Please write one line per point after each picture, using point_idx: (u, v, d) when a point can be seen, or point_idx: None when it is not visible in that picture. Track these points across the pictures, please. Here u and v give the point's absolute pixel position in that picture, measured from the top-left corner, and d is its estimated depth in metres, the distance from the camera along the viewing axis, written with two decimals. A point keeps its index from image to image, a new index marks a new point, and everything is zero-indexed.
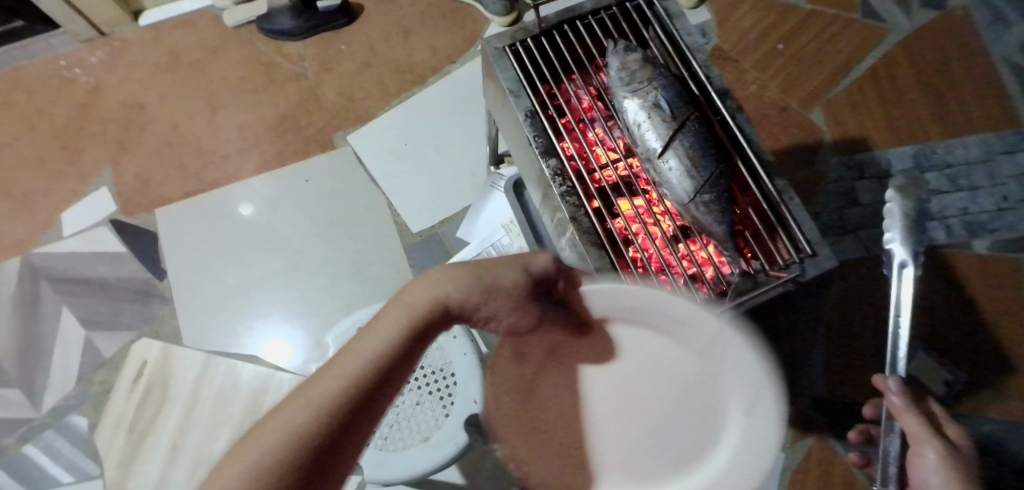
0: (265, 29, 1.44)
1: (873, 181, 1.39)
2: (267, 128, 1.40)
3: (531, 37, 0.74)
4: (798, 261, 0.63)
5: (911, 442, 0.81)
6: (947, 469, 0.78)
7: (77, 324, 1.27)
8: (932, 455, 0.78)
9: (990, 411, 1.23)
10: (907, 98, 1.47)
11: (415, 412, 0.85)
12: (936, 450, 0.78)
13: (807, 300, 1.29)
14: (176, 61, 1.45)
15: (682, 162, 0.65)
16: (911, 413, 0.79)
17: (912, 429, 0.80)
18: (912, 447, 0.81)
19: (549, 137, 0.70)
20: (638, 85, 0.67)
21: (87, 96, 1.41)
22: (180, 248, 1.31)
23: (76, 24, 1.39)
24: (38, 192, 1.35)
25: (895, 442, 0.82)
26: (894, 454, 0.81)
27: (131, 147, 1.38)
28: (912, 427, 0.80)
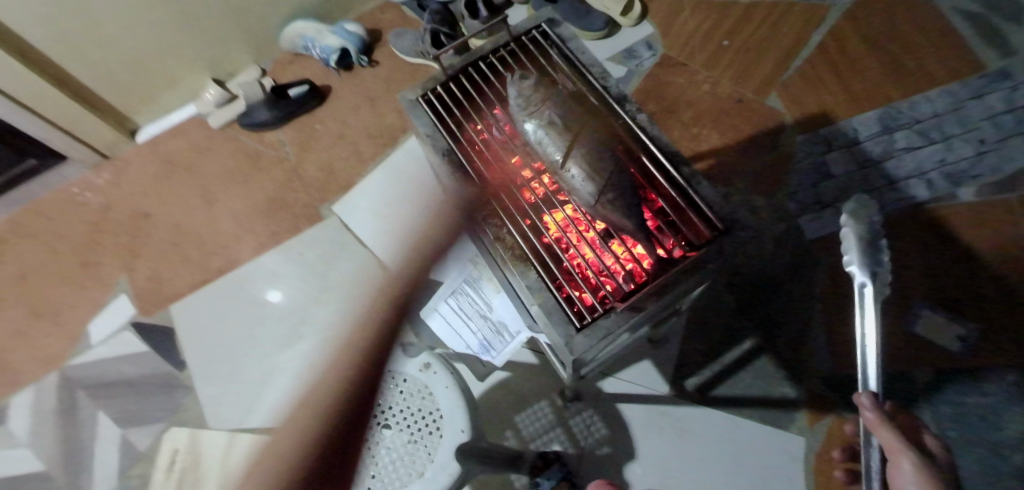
0: (245, 123, 1.57)
1: (842, 152, 1.40)
2: (260, 212, 1.51)
3: (441, 85, 0.80)
4: (712, 241, 0.67)
5: (888, 453, 0.76)
6: (925, 479, 0.74)
7: (113, 423, 1.36)
8: (908, 466, 0.74)
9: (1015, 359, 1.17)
10: (861, 65, 1.49)
11: (406, 450, 0.88)
12: (912, 462, 0.74)
13: (795, 280, 1.30)
14: (172, 167, 1.59)
15: (583, 168, 0.67)
16: (885, 426, 0.75)
17: (888, 441, 0.76)
18: (889, 457, 0.77)
19: (467, 170, 0.76)
20: (533, 107, 0.70)
21: (99, 213, 1.55)
22: (196, 335, 1.41)
23: (81, 151, 1.55)
24: (65, 308, 1.47)
25: (876, 455, 0.79)
26: (876, 468, 0.78)
27: (142, 252, 1.50)
28: (887, 440, 0.76)
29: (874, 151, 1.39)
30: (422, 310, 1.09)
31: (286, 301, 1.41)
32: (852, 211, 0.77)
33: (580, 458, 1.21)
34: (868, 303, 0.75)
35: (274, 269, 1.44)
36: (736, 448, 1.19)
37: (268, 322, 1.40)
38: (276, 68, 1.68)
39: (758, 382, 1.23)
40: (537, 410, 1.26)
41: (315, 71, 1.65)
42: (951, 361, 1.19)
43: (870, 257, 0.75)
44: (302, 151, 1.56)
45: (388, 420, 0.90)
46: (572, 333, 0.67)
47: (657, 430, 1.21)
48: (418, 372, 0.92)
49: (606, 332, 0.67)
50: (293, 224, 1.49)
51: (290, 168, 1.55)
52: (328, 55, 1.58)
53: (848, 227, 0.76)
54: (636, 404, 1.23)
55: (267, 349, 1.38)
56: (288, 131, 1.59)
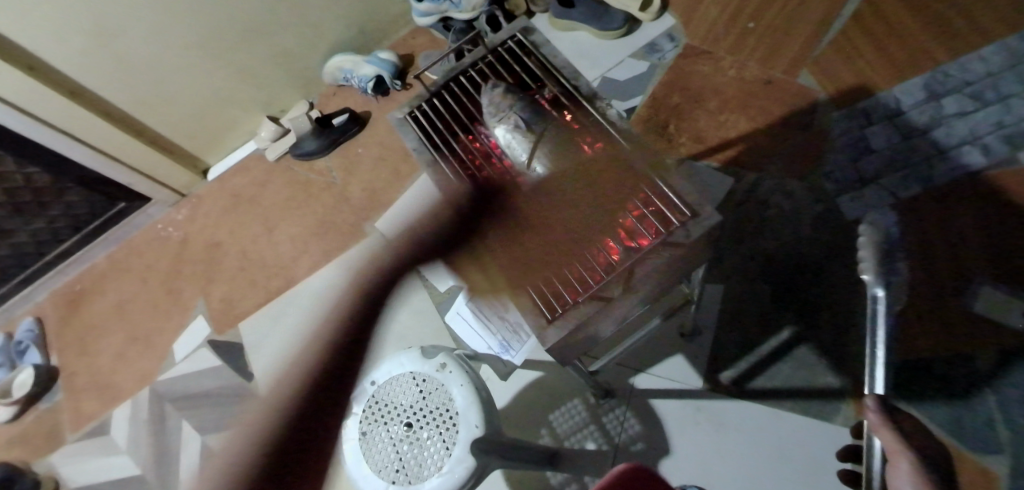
0: (297, 155, 1.73)
1: (884, 124, 1.31)
2: (312, 235, 1.65)
3: (428, 101, 0.88)
4: (682, 224, 0.71)
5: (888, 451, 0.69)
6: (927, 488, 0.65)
7: (194, 430, 1.51)
8: (905, 465, 0.67)
9: None
10: (900, 31, 1.39)
11: (426, 446, 0.94)
12: (911, 461, 0.66)
13: (836, 265, 1.23)
14: (237, 201, 1.77)
15: (545, 165, 0.77)
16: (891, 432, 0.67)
17: (889, 442, 0.68)
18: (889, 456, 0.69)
19: (451, 179, 0.83)
20: (502, 114, 0.77)
21: (180, 246, 1.76)
22: (261, 350, 1.55)
23: (162, 192, 1.76)
24: (155, 331, 1.66)
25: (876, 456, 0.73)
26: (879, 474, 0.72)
27: (215, 278, 1.68)
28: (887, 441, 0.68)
29: (920, 120, 1.29)
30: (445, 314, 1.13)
31: None
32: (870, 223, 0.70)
33: (614, 455, 1.21)
34: (880, 317, 0.68)
35: (325, 286, 1.57)
36: (778, 442, 1.14)
37: None
38: (322, 101, 1.82)
39: (800, 373, 1.18)
40: (570, 408, 1.27)
41: (354, 100, 1.78)
42: (1019, 340, 1.08)
43: (884, 266, 0.68)
44: (347, 175, 1.70)
45: (410, 418, 0.96)
46: (544, 324, 0.72)
47: (694, 427, 1.19)
48: (435, 371, 0.97)
49: (575, 320, 0.71)
50: (342, 244, 1.62)
51: (337, 192, 1.69)
52: (364, 84, 1.70)
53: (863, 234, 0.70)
54: (669, 399, 1.22)
55: None
56: (335, 158, 1.74)
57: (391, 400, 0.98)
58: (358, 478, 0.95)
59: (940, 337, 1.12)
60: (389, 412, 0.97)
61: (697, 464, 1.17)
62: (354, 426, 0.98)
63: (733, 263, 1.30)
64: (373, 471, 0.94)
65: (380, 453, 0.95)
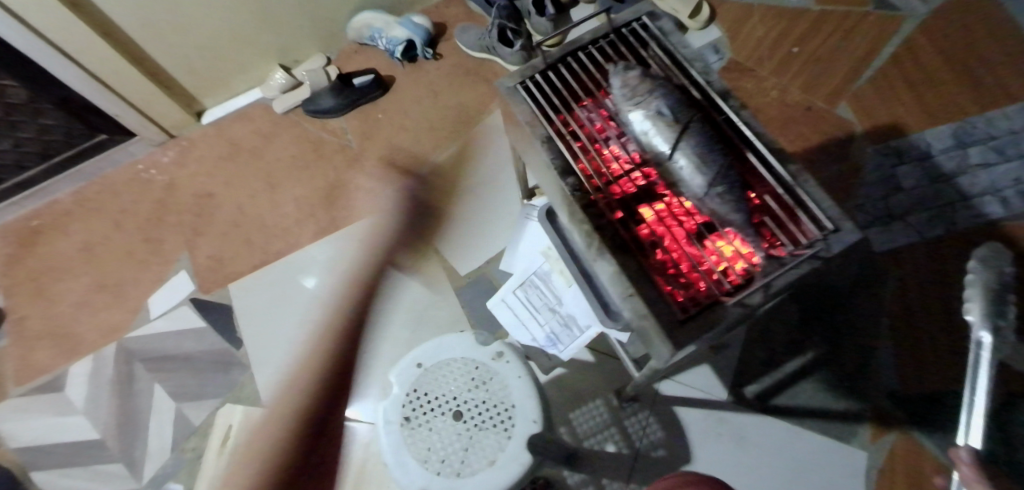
0: (311, 111, 1.60)
1: (914, 165, 1.37)
2: (320, 199, 1.53)
3: (539, 73, 0.79)
4: (821, 238, 0.64)
5: None
6: None
7: (168, 396, 1.37)
8: None
9: None
10: (934, 78, 1.45)
11: (477, 437, 0.88)
12: None
13: (862, 296, 1.27)
14: (235, 150, 1.62)
15: (691, 159, 0.65)
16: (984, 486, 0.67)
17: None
18: None
19: (567, 159, 0.74)
20: (640, 98, 0.69)
21: (164, 191, 1.59)
22: (253, 316, 1.42)
23: (150, 130, 1.58)
24: (128, 282, 1.50)
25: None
26: None
27: (203, 232, 1.53)
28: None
29: (947, 166, 1.36)
30: (488, 301, 1.09)
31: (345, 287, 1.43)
32: (981, 257, 0.71)
33: (634, 461, 1.20)
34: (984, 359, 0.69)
35: (332, 254, 1.46)
36: (797, 461, 1.16)
37: (323, 305, 1.42)
38: (342, 58, 1.70)
39: (822, 394, 1.20)
40: (592, 408, 1.25)
41: (378, 63, 1.67)
42: None
43: (992, 308, 0.69)
44: (364, 140, 1.59)
45: (460, 406, 0.90)
46: (675, 326, 0.64)
47: (716, 437, 1.19)
48: (491, 360, 0.92)
49: (708, 327, 0.63)
50: (353, 211, 1.51)
51: (352, 156, 1.57)
52: (393, 47, 1.60)
53: (975, 273, 0.71)
54: (693, 408, 1.22)
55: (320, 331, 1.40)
56: (351, 119, 1.62)
57: (439, 385, 0.92)
58: (396, 467, 0.87)
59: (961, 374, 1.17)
60: (436, 399, 0.91)
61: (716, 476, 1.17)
62: (395, 409, 0.91)
63: None
64: (415, 460, 0.88)
65: (424, 441, 0.89)
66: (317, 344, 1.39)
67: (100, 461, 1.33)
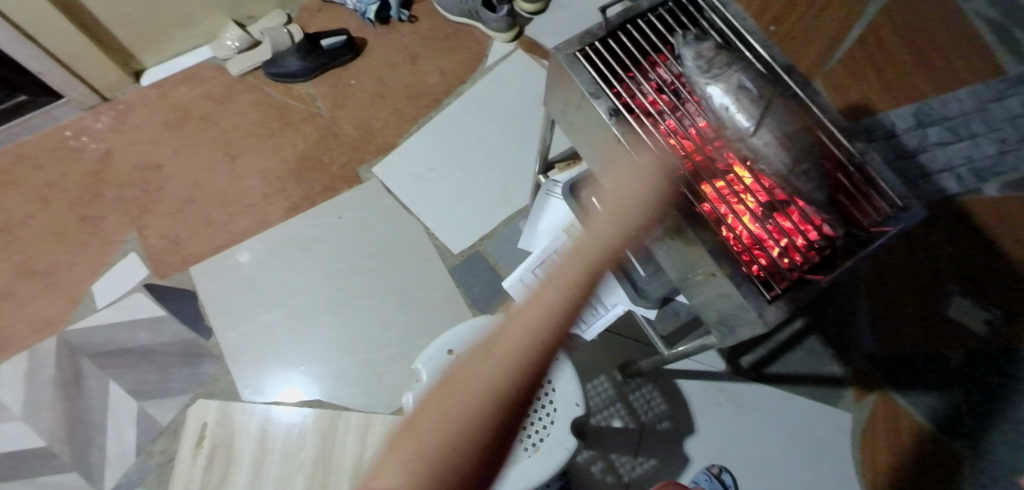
0: (274, 73, 1.45)
1: (881, 143, 1.46)
2: (290, 171, 1.40)
3: (599, 40, 0.74)
4: (893, 214, 0.66)
5: None
6: None
7: (127, 394, 1.22)
8: None
9: None
10: (895, 61, 1.55)
11: (517, 423, 0.85)
12: None
13: None
14: (184, 116, 1.44)
15: (775, 135, 0.67)
16: None
17: None
18: None
19: (637, 132, 0.71)
20: (719, 71, 0.69)
21: (100, 162, 1.38)
22: (222, 303, 1.29)
23: (79, 91, 1.37)
24: (62, 267, 1.30)
25: None
26: None
27: (153, 208, 1.36)
28: None
29: (909, 144, 1.46)
30: (505, 283, 1.04)
31: (327, 268, 1.33)
32: None
33: (640, 434, 1.21)
34: None
35: (309, 232, 1.35)
36: (790, 424, 1.24)
37: (302, 288, 1.31)
38: (304, 16, 1.54)
39: (809, 361, 1.29)
40: (597, 385, 1.24)
41: (346, 23, 1.54)
42: None
43: None
44: (336, 107, 1.46)
45: None
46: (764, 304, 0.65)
47: (718, 408, 1.23)
48: None
49: (795, 305, 0.65)
50: (329, 185, 1.39)
51: (323, 124, 1.44)
52: (366, 7, 1.49)
53: None
54: (694, 380, 1.25)
55: (301, 315, 1.29)
56: (319, 84, 1.48)
57: None
58: None
59: (928, 336, 1.28)
60: None
61: (719, 443, 1.22)
62: None
63: None
64: None
65: None
66: (300, 329, 1.28)
67: (46, 473, 1.17)
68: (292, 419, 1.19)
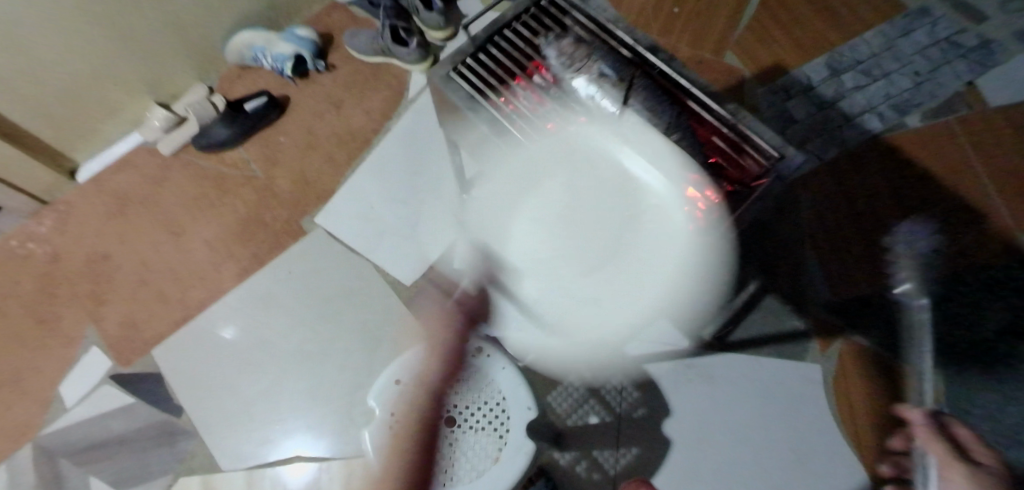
0: (203, 145, 1.47)
1: (800, 97, 1.50)
2: (236, 236, 1.42)
3: (470, 56, 0.76)
4: (771, 166, 0.68)
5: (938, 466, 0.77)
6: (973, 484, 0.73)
7: (110, 486, 1.22)
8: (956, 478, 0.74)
9: (995, 261, 1.30)
10: (800, 16, 1.59)
11: (473, 438, 0.85)
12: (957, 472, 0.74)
13: (785, 222, 1.38)
14: (124, 203, 1.46)
15: (642, 115, 0.67)
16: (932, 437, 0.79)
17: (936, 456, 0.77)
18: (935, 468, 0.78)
19: (518, 135, 0.73)
20: (579, 64, 0.70)
21: (48, 263, 1.40)
22: (189, 378, 1.30)
23: (16, 199, 1.39)
24: (25, 374, 1.30)
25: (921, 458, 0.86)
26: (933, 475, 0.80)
27: (108, 298, 1.37)
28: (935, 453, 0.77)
29: (828, 93, 1.50)
30: None
31: (285, 325, 1.34)
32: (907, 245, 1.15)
33: (618, 426, 1.22)
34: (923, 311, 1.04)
35: (264, 292, 1.37)
36: (761, 387, 1.24)
37: (265, 348, 1.32)
38: (225, 85, 1.57)
39: (772, 321, 1.29)
40: (567, 387, 1.25)
41: (267, 83, 1.57)
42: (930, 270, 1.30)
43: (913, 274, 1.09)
44: (271, 166, 1.49)
45: (451, 412, 0.88)
46: None
47: (690, 386, 1.24)
48: (471, 358, 0.89)
49: (695, 268, 0.65)
50: (275, 243, 1.41)
51: (261, 185, 1.47)
52: (282, 64, 1.51)
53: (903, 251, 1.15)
54: (661, 362, 1.26)
55: (269, 375, 1.30)
56: (250, 147, 1.51)
57: None
58: None
59: (877, 274, 1.31)
60: None
61: (697, 421, 1.22)
62: (384, 433, 0.86)
63: None
64: None
65: None
66: (270, 389, 1.29)
67: None
68: (277, 477, 1.21)
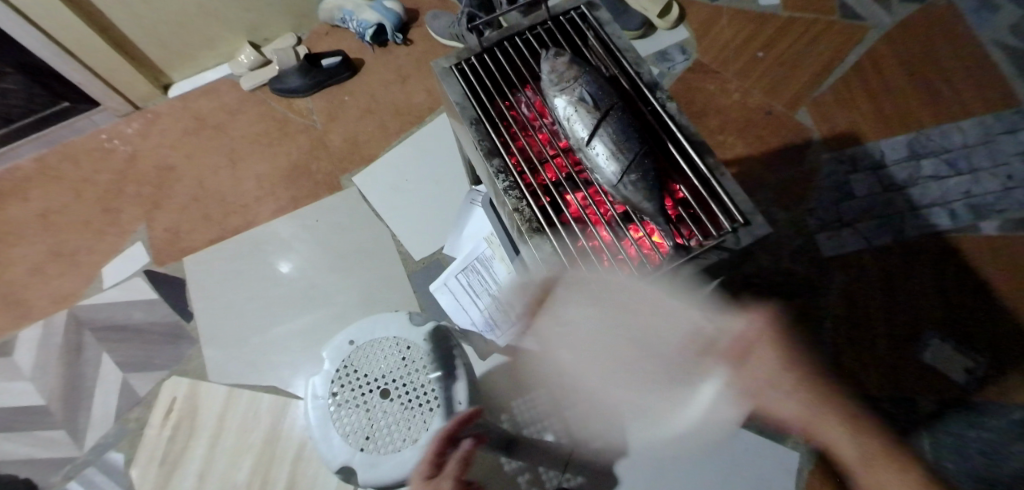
0: (277, 90, 1.60)
1: (867, 173, 1.38)
2: (282, 176, 1.53)
3: (475, 56, 0.79)
4: (731, 230, 0.65)
5: None
6: None
7: (116, 366, 1.36)
8: None
9: None
10: (894, 88, 1.47)
11: (401, 414, 0.89)
12: None
13: (807, 295, 1.29)
14: (200, 124, 1.61)
15: (607, 146, 0.67)
16: None
17: None
18: None
19: (493, 140, 0.75)
20: (565, 84, 0.70)
21: (126, 162, 1.58)
22: (206, 290, 1.42)
23: (114, 100, 1.58)
24: (81, 251, 1.49)
25: None
26: None
27: (163, 204, 1.53)
28: None
29: (899, 175, 1.37)
30: (431, 284, 1.10)
31: (299, 268, 1.43)
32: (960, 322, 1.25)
33: (571, 451, 1.21)
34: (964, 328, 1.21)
35: (291, 233, 1.47)
36: (728, 456, 1.18)
37: (277, 283, 1.42)
38: (312, 38, 1.69)
39: None
40: (533, 399, 1.25)
41: (348, 45, 1.68)
42: (956, 391, 1.18)
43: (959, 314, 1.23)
44: (329, 121, 1.59)
45: (388, 384, 0.91)
46: None
47: (656, 432, 1.20)
48: (423, 339, 0.93)
49: None
50: (313, 191, 1.51)
51: (316, 135, 1.57)
52: (363, 29, 1.60)
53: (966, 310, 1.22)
54: (633, 401, 1.23)
55: (272, 308, 1.40)
56: (317, 99, 1.62)
57: (370, 364, 0.92)
58: (321, 440, 0.89)
59: (890, 378, 1.20)
60: (366, 377, 0.91)
61: (652, 470, 1.18)
62: (324, 384, 0.91)
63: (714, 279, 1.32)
64: (341, 435, 0.88)
65: (350, 416, 0.89)
66: (269, 320, 1.39)
67: (41, 429, 1.32)
68: (254, 399, 1.31)
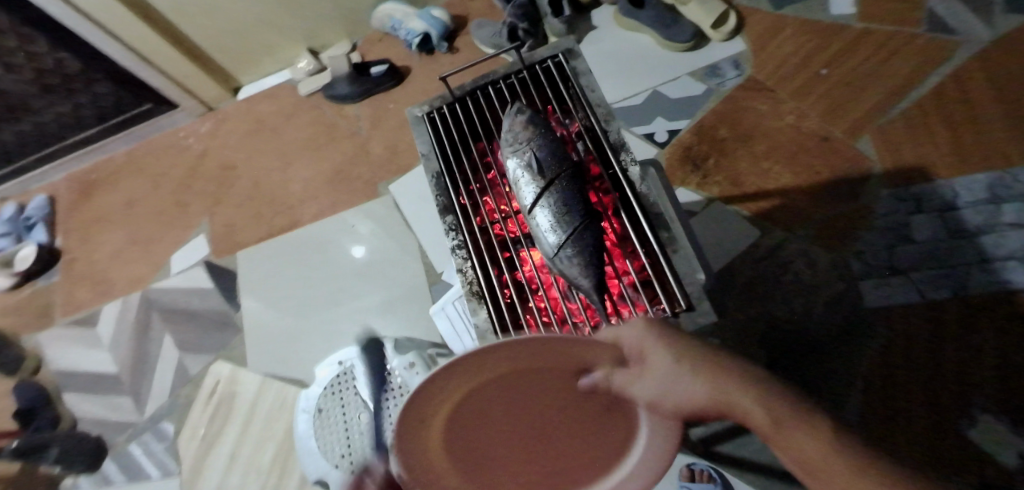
0: (328, 95, 1.69)
1: (931, 215, 1.22)
2: (326, 181, 1.63)
3: (448, 105, 0.88)
4: (674, 315, 0.69)
5: None
6: None
7: (174, 346, 1.53)
8: None
9: None
10: (981, 117, 1.27)
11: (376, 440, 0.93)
12: None
13: (841, 347, 1.16)
14: (260, 126, 1.74)
15: (549, 214, 0.73)
16: None
17: None
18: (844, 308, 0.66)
19: (449, 196, 0.82)
20: (519, 145, 0.77)
21: (197, 159, 1.75)
22: (252, 284, 1.55)
23: (189, 102, 1.74)
24: (156, 238, 1.68)
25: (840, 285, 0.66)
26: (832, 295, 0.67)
27: (223, 200, 1.68)
28: None
29: (972, 221, 1.20)
30: (430, 307, 1.13)
31: (331, 270, 1.52)
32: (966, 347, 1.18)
33: None
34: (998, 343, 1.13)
35: (328, 237, 1.56)
36: None
37: (312, 283, 1.52)
38: (366, 45, 1.76)
39: (771, 451, 1.13)
40: None
41: (397, 52, 1.72)
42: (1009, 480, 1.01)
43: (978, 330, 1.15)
44: (373, 128, 1.65)
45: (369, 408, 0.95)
46: None
47: (653, 476, 1.16)
48: (403, 368, 0.95)
49: None
50: (351, 197, 1.59)
51: (359, 142, 1.65)
52: (410, 38, 1.63)
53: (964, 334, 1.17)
54: None
55: (306, 306, 1.50)
56: (364, 106, 1.69)
57: None
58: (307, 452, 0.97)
59: (927, 453, 1.06)
60: None
61: None
62: None
63: (736, 320, 1.24)
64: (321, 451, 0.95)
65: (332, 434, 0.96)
66: (301, 318, 1.49)
67: (112, 394, 1.52)
68: (282, 390, 1.42)
